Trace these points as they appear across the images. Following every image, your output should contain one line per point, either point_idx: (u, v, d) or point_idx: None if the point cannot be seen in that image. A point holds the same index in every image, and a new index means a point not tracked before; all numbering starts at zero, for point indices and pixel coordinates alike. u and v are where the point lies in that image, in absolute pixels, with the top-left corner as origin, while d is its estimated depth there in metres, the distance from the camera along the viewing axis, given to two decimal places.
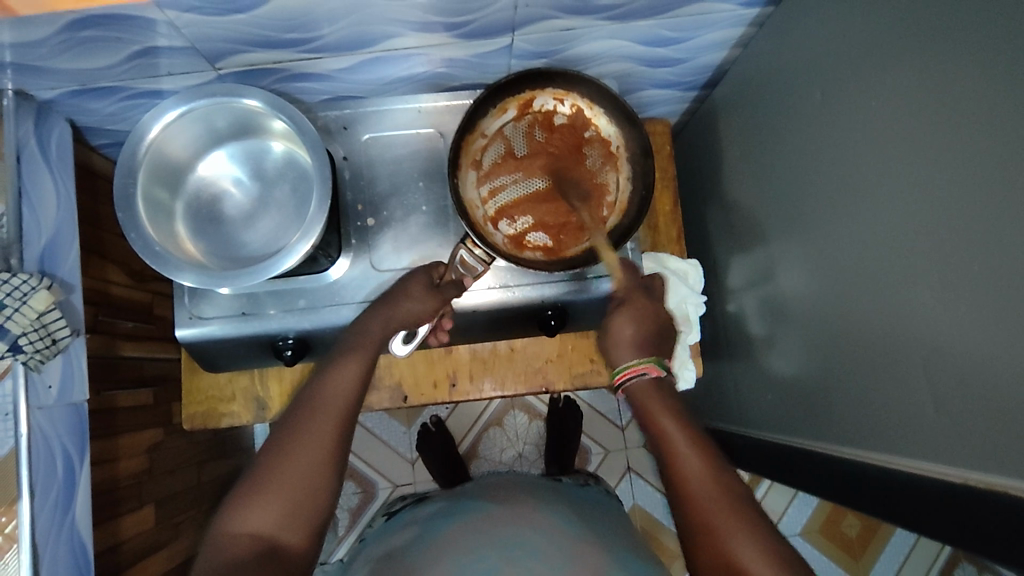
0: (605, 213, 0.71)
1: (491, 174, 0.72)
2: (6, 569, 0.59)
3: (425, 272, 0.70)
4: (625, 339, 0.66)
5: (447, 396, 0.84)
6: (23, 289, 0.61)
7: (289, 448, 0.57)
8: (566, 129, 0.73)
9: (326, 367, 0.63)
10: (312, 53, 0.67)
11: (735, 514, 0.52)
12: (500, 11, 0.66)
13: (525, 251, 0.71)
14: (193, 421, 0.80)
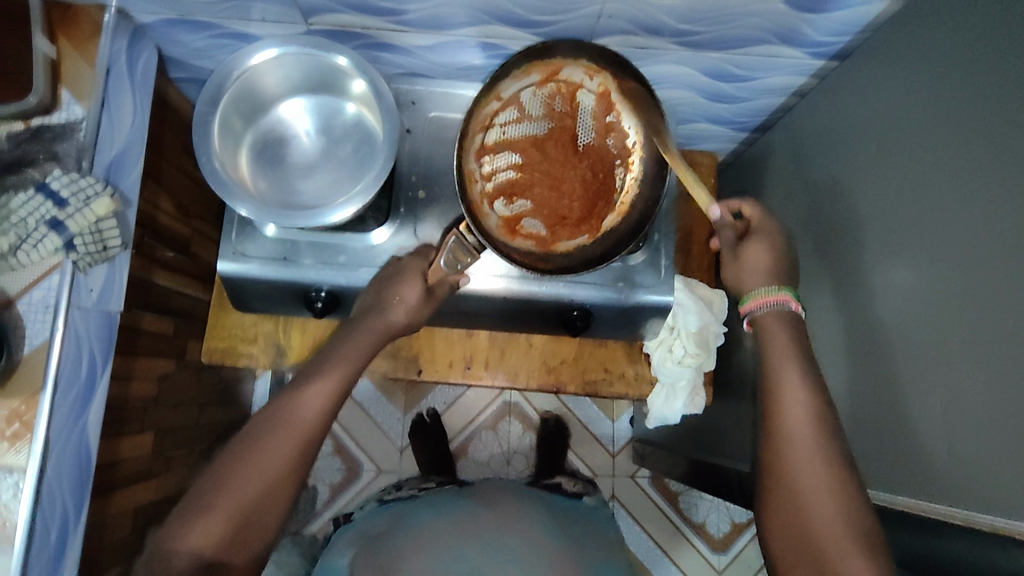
0: (607, 213, 0.67)
1: (495, 147, 0.67)
2: (20, 454, 0.62)
3: (418, 268, 0.68)
4: (759, 263, 0.67)
5: (460, 378, 0.85)
6: (88, 193, 0.63)
7: (242, 469, 0.58)
8: (585, 106, 0.67)
9: (301, 382, 0.62)
10: (399, 26, 0.71)
11: (835, 488, 0.57)
12: (584, 17, 0.69)
13: (516, 237, 0.66)
14: (213, 356, 0.82)
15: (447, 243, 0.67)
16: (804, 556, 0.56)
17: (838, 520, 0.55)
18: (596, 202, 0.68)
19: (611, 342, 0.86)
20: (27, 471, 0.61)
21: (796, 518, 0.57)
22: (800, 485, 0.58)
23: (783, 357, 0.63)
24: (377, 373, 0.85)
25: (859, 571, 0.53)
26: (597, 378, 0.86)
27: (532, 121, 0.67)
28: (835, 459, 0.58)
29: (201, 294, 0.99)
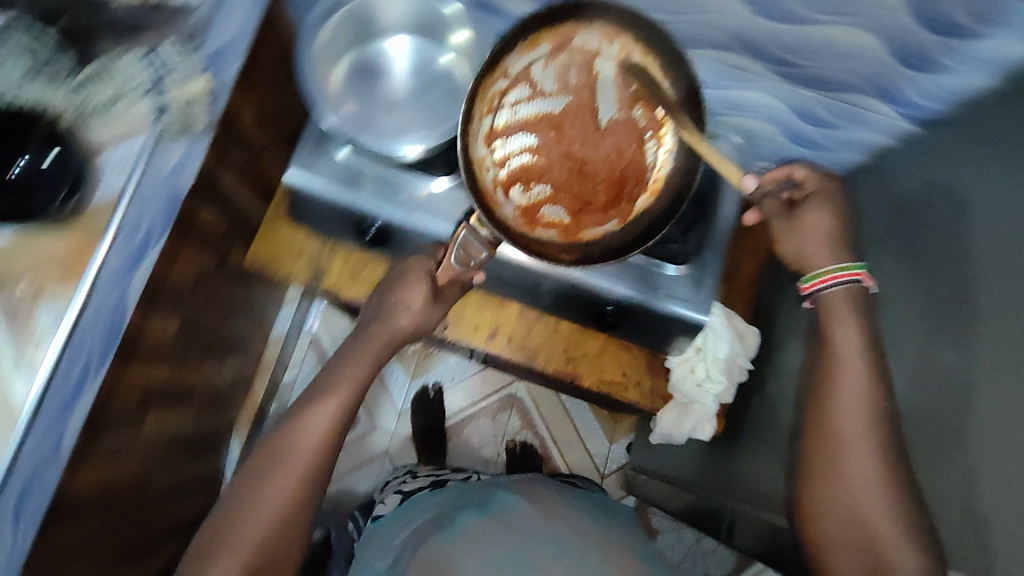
0: (636, 195, 0.67)
1: (506, 128, 0.67)
2: (57, 302, 0.63)
3: (421, 268, 0.72)
4: (818, 229, 0.70)
5: (482, 344, 0.86)
6: (186, 72, 0.69)
7: (251, 508, 0.66)
8: (604, 79, 0.66)
9: (302, 410, 0.70)
10: None
11: (884, 453, 0.66)
12: (690, 22, 0.71)
13: (537, 228, 0.66)
14: (255, 261, 0.84)
15: (459, 238, 0.65)
16: (854, 537, 0.66)
17: (891, 515, 0.64)
18: (620, 185, 0.68)
19: (636, 346, 0.86)
20: (72, 306, 0.63)
21: (838, 493, 0.67)
22: (858, 480, 0.66)
23: (845, 352, 0.68)
24: None
25: (901, 537, 0.64)
26: (613, 379, 0.86)
27: (544, 98, 0.67)
28: (883, 438, 0.66)
29: (255, 208, 1.02)
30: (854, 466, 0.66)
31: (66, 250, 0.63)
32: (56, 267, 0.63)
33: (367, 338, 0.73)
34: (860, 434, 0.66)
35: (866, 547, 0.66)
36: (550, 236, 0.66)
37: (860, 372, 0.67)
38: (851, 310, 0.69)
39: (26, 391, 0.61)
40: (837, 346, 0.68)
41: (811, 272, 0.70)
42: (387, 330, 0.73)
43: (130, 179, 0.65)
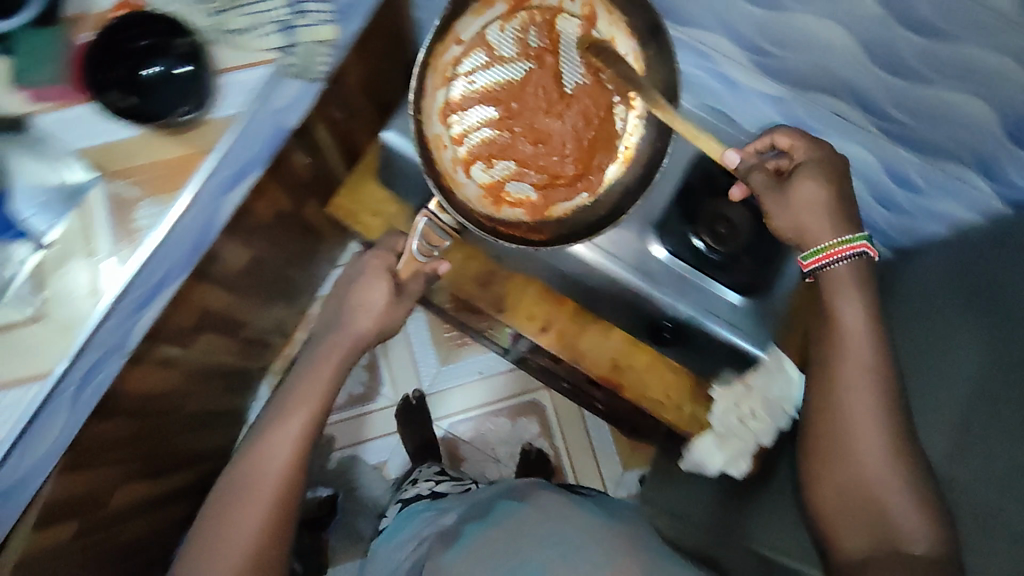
0: (604, 164, 0.75)
1: (464, 101, 0.74)
2: (152, 209, 0.65)
3: (383, 274, 0.80)
4: (816, 204, 0.68)
5: (533, 335, 0.85)
6: (318, 17, 0.68)
7: (228, 524, 0.71)
8: (569, 44, 0.72)
9: (267, 426, 0.75)
10: None
11: (887, 414, 0.65)
12: (803, 61, 0.72)
13: (505, 205, 0.76)
14: (336, 210, 0.88)
15: (419, 226, 0.74)
16: (857, 507, 0.65)
17: (904, 485, 0.63)
18: (586, 158, 0.75)
19: (682, 369, 0.86)
20: (169, 210, 0.65)
21: (848, 463, 0.66)
22: (862, 448, 0.65)
23: (851, 317, 0.67)
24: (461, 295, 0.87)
25: (911, 501, 0.62)
26: (655, 397, 0.86)
27: (500, 64, 0.73)
28: (883, 399, 0.65)
29: (341, 164, 1.05)
30: (855, 431, 0.65)
31: (174, 160, 0.65)
32: (161, 175, 0.65)
33: (326, 348, 0.80)
34: (864, 396, 0.66)
35: (867, 514, 0.64)
36: (515, 211, 0.76)
37: (864, 337, 0.67)
38: (856, 279, 0.68)
39: (110, 286, 0.64)
40: (846, 313, 0.68)
41: (812, 249, 0.69)
42: (348, 333, 0.80)
43: (244, 107, 0.67)
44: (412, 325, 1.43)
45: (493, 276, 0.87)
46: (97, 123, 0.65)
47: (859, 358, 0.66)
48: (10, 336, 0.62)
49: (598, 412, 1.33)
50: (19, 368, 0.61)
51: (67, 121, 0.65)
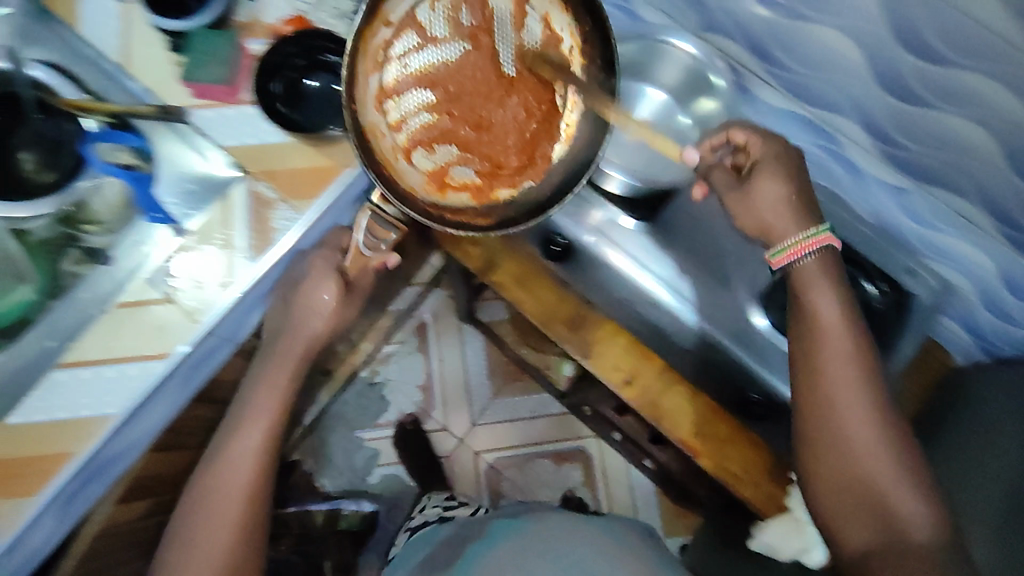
0: (549, 150, 0.65)
1: (399, 85, 0.63)
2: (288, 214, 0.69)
3: (327, 260, 0.70)
4: (773, 203, 0.67)
5: (617, 388, 0.85)
6: None
7: (190, 547, 0.69)
8: (519, 36, 0.64)
9: (227, 437, 0.73)
10: (769, 77, 0.76)
11: (879, 407, 0.64)
12: (934, 157, 0.70)
13: (450, 191, 0.64)
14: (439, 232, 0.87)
15: (363, 223, 0.66)
16: (856, 502, 0.63)
17: (898, 475, 0.62)
18: (533, 145, 0.65)
19: (764, 445, 0.83)
20: (305, 216, 0.69)
21: (845, 461, 0.63)
22: (859, 448, 0.63)
23: (830, 318, 0.65)
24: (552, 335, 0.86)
25: (911, 498, 0.61)
26: (734, 471, 0.82)
27: (435, 45, 0.63)
28: (867, 387, 0.64)
29: None
30: (849, 432, 0.63)
31: (313, 168, 0.69)
32: (300, 181, 0.69)
33: (279, 357, 0.74)
34: (845, 380, 0.64)
35: (873, 512, 0.62)
36: (464, 196, 0.64)
37: (840, 332, 0.65)
38: (827, 273, 0.66)
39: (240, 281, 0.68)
40: (823, 307, 0.66)
41: (775, 247, 0.67)
42: (302, 335, 0.73)
43: None
44: (473, 352, 1.44)
45: (583, 321, 0.86)
46: (248, 124, 0.70)
47: (843, 360, 0.64)
48: (142, 316, 0.67)
49: (648, 470, 1.30)
50: (147, 347, 0.66)
51: (222, 119, 0.70)
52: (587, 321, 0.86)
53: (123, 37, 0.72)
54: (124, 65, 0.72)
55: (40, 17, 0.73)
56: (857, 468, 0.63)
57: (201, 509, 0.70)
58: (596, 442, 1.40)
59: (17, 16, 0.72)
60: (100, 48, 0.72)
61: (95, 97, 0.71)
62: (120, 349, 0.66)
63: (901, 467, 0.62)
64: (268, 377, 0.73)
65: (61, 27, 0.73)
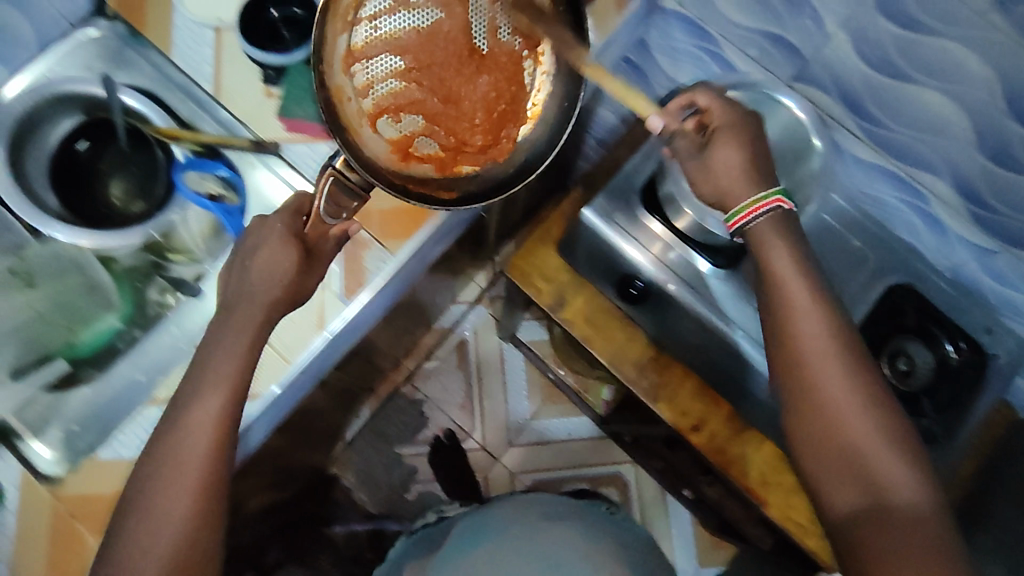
0: (517, 134, 0.62)
1: (369, 48, 0.59)
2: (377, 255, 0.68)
3: (284, 229, 0.61)
4: (732, 170, 0.63)
5: (686, 432, 0.84)
6: None
7: (145, 530, 0.54)
8: (491, 12, 0.60)
9: (187, 399, 0.58)
10: (862, 132, 0.74)
11: (850, 362, 0.58)
12: None
13: (411, 162, 0.60)
14: (512, 271, 0.86)
15: (324, 190, 0.59)
16: (835, 460, 0.56)
17: (867, 423, 0.56)
18: (501, 128, 0.62)
19: None
20: (396, 257, 0.68)
21: (824, 424, 0.57)
22: (826, 393, 0.57)
23: (787, 271, 0.60)
24: (621, 378, 0.86)
25: (897, 460, 0.55)
26: (800, 522, 0.82)
27: (408, 9, 0.59)
28: (845, 350, 0.58)
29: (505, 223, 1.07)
30: (818, 371, 0.58)
31: (406, 210, 0.69)
32: (394, 223, 0.69)
33: (241, 315, 0.60)
34: (814, 337, 0.58)
35: (857, 475, 0.55)
36: (427, 171, 0.61)
37: (805, 290, 0.60)
38: (782, 232, 0.62)
39: (326, 317, 0.67)
40: (778, 265, 0.61)
41: (734, 209, 0.63)
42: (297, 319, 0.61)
43: None
44: (512, 372, 1.43)
45: (653, 365, 0.86)
46: None
47: (816, 319, 0.59)
48: None
49: (686, 498, 1.30)
50: None
51: (314, 154, 0.70)
52: (657, 364, 0.85)
53: (215, 65, 0.71)
54: (215, 94, 0.71)
55: (133, 41, 0.72)
56: (838, 428, 0.57)
57: (152, 486, 0.55)
58: (635, 469, 1.39)
59: (107, 39, 0.72)
60: (190, 75, 0.71)
61: (185, 125, 0.70)
62: None
63: (890, 431, 0.56)
64: (239, 337, 0.59)
65: (151, 52, 0.71)
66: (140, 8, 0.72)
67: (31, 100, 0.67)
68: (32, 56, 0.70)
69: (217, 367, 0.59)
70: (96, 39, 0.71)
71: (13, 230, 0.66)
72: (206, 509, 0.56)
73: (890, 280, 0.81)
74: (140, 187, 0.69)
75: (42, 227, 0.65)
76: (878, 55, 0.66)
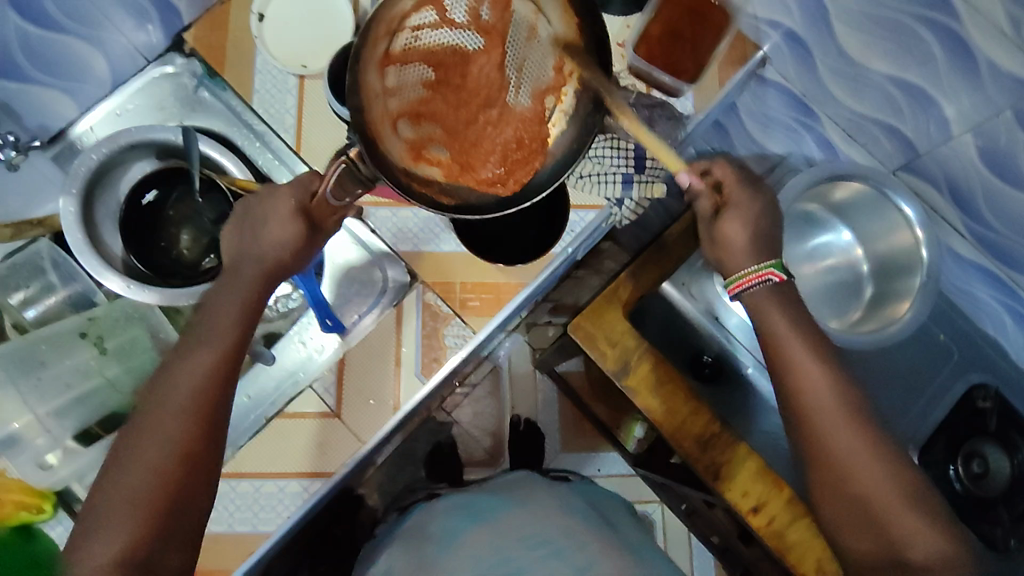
0: (531, 170, 0.49)
1: (406, 54, 0.48)
2: (454, 332, 0.65)
3: (296, 202, 0.52)
4: None
5: (744, 513, 0.76)
6: (655, 174, 0.70)
7: (120, 469, 0.45)
8: (534, 54, 0.50)
9: (179, 351, 0.50)
10: (967, 232, 0.70)
11: (853, 419, 0.54)
12: None
13: (419, 168, 0.47)
14: (575, 331, 0.78)
15: (334, 176, 0.50)
16: (854, 517, 0.53)
17: (882, 478, 0.53)
18: (517, 160, 0.50)
19: None
20: (476, 336, 0.65)
21: (843, 487, 0.53)
22: (840, 451, 0.53)
23: (783, 336, 0.56)
24: (683, 455, 0.77)
25: (915, 517, 0.52)
26: None
27: (454, 29, 0.50)
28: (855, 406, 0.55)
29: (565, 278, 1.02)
30: (826, 425, 0.54)
31: (489, 286, 0.66)
32: (477, 299, 0.65)
33: (237, 279, 0.52)
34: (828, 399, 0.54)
35: (875, 528, 0.52)
36: (435, 177, 0.48)
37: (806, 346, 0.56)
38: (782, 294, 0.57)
39: (400, 395, 0.65)
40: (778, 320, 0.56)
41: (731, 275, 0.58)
42: None
43: (565, 246, 0.65)
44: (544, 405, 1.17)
45: (714, 439, 0.77)
46: (424, 229, 0.67)
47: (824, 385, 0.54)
48: (300, 427, 0.64)
49: (711, 547, 1.14)
50: (311, 462, 0.64)
51: (398, 220, 0.67)
52: (718, 437, 0.77)
53: (298, 117, 0.67)
54: (295, 146, 0.67)
55: (210, 82, 0.67)
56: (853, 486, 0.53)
57: (131, 446, 0.46)
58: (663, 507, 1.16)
59: (182, 78, 0.68)
60: (270, 124, 0.67)
61: (261, 177, 0.67)
62: (282, 462, 0.63)
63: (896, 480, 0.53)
64: (238, 297, 0.51)
65: (229, 95, 0.67)
66: (219, 49, 0.67)
67: (107, 147, 0.62)
68: (103, 94, 0.67)
69: (221, 311, 0.51)
70: (171, 77, 0.68)
71: (80, 279, 0.65)
72: (189, 473, 0.46)
73: (972, 379, 0.76)
74: (211, 238, 0.67)
75: (103, 280, 0.60)
76: (1000, 154, 0.61)
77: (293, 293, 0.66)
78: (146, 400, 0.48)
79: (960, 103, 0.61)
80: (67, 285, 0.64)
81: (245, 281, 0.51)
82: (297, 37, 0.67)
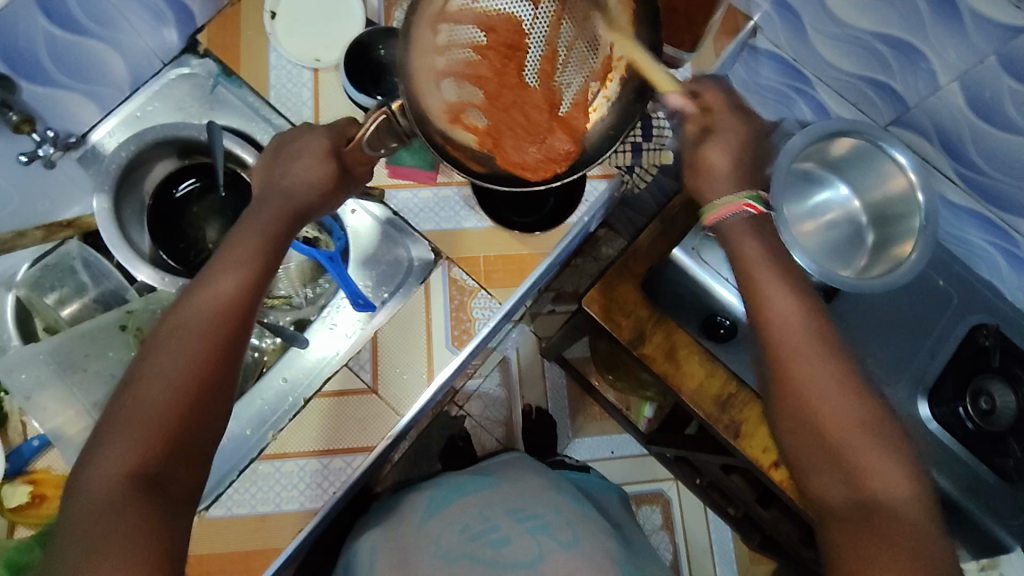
0: (564, 148, 0.48)
1: (462, 13, 0.47)
2: (480, 305, 0.67)
3: (323, 149, 0.54)
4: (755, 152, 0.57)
5: (767, 467, 0.78)
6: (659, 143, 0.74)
7: (135, 383, 0.43)
8: (586, 34, 0.49)
9: (203, 274, 0.48)
10: (960, 179, 0.74)
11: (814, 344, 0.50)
12: None
13: (453, 132, 0.47)
14: (590, 304, 0.78)
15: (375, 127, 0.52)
16: (807, 442, 0.48)
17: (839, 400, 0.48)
18: (555, 144, 0.48)
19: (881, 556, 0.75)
20: (504, 306, 0.67)
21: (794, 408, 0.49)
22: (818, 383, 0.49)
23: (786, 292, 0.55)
24: (701, 416, 0.79)
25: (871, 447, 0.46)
26: None
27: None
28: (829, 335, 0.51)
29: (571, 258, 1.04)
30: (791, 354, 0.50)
31: (512, 258, 0.68)
32: (501, 270, 0.68)
33: (259, 215, 0.51)
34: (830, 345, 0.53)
35: (825, 451, 0.47)
36: (467, 144, 0.47)
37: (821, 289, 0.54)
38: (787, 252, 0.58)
39: (433, 367, 0.66)
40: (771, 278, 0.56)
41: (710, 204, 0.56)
42: None
43: (581, 216, 0.68)
44: (554, 391, 1.17)
45: (733, 398, 0.79)
46: (444, 208, 0.69)
47: None
48: (338, 406, 0.66)
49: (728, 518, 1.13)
50: (351, 439, 0.65)
51: (419, 201, 0.69)
52: (736, 396, 0.78)
53: (315, 107, 0.69)
54: None
55: (226, 80, 0.70)
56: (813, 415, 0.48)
57: (149, 361, 0.44)
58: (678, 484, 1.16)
59: (200, 77, 0.70)
60: (288, 116, 0.69)
61: None
62: (320, 440, 0.65)
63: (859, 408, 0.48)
64: (262, 227, 0.50)
65: (245, 91, 0.70)
66: (234, 48, 0.70)
67: (134, 145, 0.64)
68: (125, 96, 0.70)
69: (246, 237, 0.50)
70: (188, 77, 0.70)
71: (112, 277, 0.66)
72: (205, 388, 0.43)
73: (971, 321, 0.78)
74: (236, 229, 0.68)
75: (135, 271, 0.61)
76: (986, 100, 0.65)
77: (320, 280, 0.69)
78: (165, 321, 0.46)
79: (946, 54, 0.64)
80: (98, 284, 0.66)
81: (268, 214, 0.51)
82: (309, 32, 0.70)
